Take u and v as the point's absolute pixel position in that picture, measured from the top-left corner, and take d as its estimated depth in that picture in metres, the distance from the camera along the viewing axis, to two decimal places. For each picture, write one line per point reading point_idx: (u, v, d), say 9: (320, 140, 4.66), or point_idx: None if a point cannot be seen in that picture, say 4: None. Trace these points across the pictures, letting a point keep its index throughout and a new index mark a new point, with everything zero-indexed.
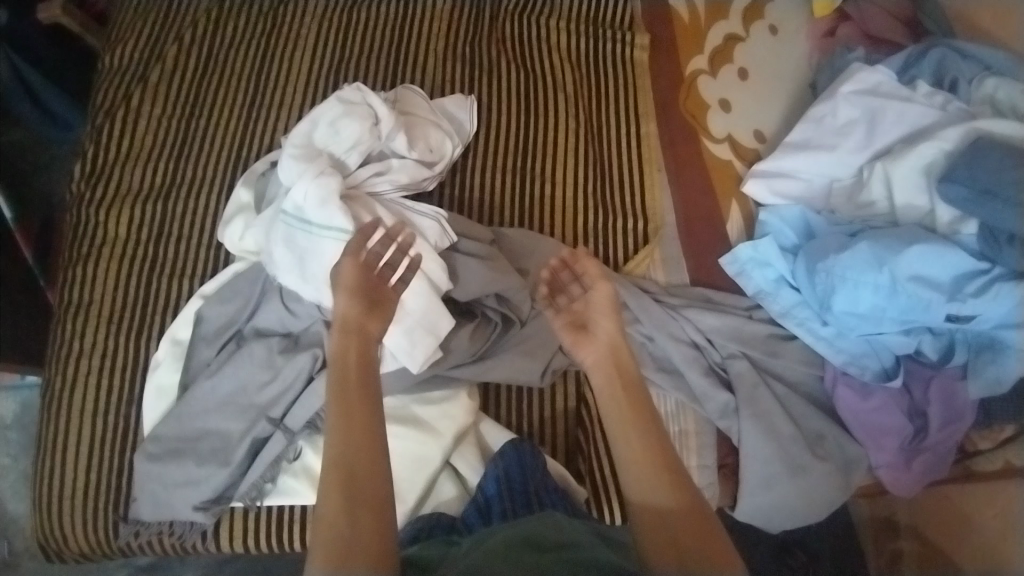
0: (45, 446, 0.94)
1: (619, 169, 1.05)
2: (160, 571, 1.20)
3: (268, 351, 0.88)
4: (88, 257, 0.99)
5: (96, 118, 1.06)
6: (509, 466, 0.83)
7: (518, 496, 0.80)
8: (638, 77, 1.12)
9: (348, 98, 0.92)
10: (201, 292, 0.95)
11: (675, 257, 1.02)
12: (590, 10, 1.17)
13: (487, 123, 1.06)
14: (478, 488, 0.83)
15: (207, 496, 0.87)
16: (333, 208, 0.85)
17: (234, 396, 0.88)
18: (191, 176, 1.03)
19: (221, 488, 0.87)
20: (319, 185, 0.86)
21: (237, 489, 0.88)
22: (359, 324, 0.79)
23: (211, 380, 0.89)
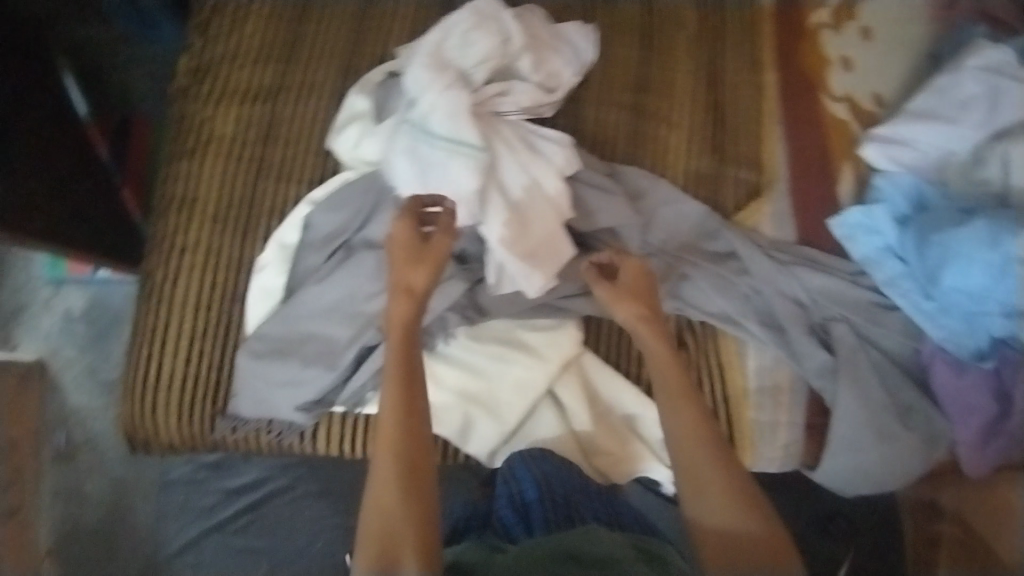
0: (141, 337, 0.93)
1: (735, 119, 1.03)
2: (222, 470, 1.23)
3: (379, 262, 0.88)
4: (193, 151, 0.97)
5: (202, 10, 1.02)
6: (547, 471, 0.85)
7: (558, 505, 0.81)
8: (760, 25, 1.08)
9: (482, 12, 0.89)
10: (311, 198, 0.93)
11: (784, 212, 1.01)
12: None
13: (606, 56, 1.02)
14: (514, 486, 0.84)
15: (310, 397, 0.88)
16: (463, 122, 0.83)
17: (340, 303, 0.89)
18: (300, 80, 0.99)
19: (324, 391, 0.88)
20: (449, 98, 0.83)
21: (340, 394, 0.89)
22: (404, 283, 0.79)
23: (320, 285, 0.89)
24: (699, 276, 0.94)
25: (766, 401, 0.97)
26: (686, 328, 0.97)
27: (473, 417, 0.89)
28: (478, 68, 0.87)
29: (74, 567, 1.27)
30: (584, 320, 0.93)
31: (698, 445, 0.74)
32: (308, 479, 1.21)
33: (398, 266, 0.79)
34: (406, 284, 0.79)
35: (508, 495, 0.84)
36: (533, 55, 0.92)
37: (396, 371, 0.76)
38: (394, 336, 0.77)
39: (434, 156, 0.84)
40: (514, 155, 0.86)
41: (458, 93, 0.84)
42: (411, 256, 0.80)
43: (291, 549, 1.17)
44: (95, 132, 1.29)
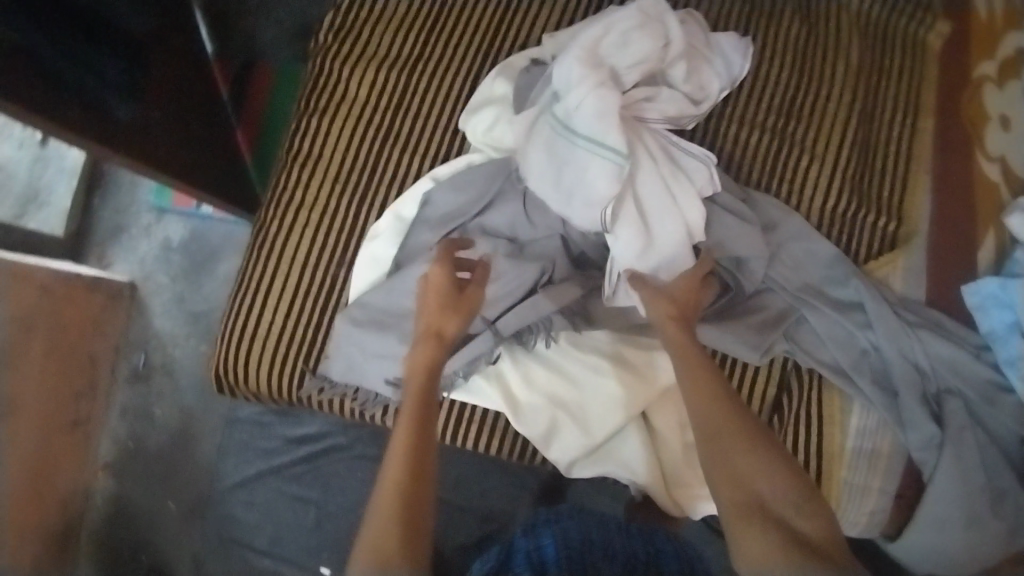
0: (246, 284, 0.95)
1: (882, 160, 0.96)
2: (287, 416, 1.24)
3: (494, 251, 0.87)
4: (325, 109, 0.98)
5: None
6: (566, 529, 0.78)
7: (575, 563, 0.72)
8: (922, 65, 1.01)
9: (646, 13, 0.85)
10: (433, 174, 0.92)
11: (918, 269, 0.94)
12: None
13: (755, 73, 0.97)
14: (535, 541, 0.77)
15: None
16: (611, 123, 0.79)
17: None
18: (440, 53, 0.98)
19: None
20: (598, 98, 0.79)
21: None
22: (436, 328, 0.80)
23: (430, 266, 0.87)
24: (818, 321, 0.89)
25: (862, 464, 0.91)
26: (790, 372, 0.93)
27: (561, 426, 0.86)
28: (631, 70, 0.84)
29: (134, 484, 1.32)
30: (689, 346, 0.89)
31: (724, 422, 0.71)
32: (367, 441, 1.19)
33: (428, 310, 0.81)
34: (437, 329, 0.80)
35: (525, 552, 0.76)
36: (688, 63, 0.88)
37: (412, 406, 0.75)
38: (414, 379, 0.78)
39: (573, 154, 0.81)
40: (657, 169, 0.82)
41: (610, 95, 0.80)
42: (445, 302, 0.81)
43: (342, 502, 1.18)
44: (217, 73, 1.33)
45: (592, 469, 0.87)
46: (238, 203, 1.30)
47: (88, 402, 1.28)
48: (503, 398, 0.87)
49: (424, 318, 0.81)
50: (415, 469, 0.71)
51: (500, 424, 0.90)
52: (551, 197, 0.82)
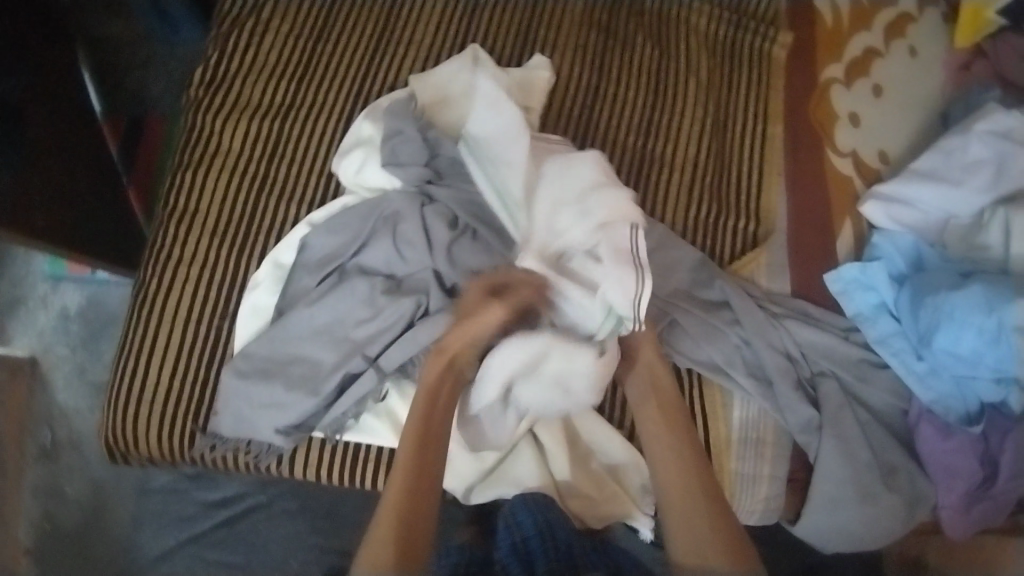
0: (129, 347, 0.94)
1: (739, 167, 1.03)
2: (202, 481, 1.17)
3: (371, 289, 0.88)
4: (199, 163, 0.98)
5: (221, 26, 1.04)
6: (548, 517, 0.83)
7: (562, 556, 0.79)
8: (771, 74, 1.07)
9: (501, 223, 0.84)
10: (309, 219, 0.94)
11: (781, 264, 1.00)
12: None
13: (613, 96, 1.02)
14: (517, 532, 0.82)
15: (291, 421, 0.88)
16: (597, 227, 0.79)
17: (331, 327, 0.89)
18: (310, 101, 0.99)
19: (305, 416, 0.88)
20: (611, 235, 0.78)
21: (320, 420, 0.89)
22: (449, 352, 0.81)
23: (311, 309, 0.89)
24: (690, 322, 0.93)
25: (749, 454, 0.94)
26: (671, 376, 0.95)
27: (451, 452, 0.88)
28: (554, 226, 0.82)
29: (48, 569, 1.26)
30: None
31: (679, 479, 0.79)
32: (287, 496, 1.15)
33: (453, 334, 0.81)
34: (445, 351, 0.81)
35: (511, 543, 0.81)
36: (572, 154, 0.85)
37: (413, 430, 0.79)
38: (420, 394, 0.81)
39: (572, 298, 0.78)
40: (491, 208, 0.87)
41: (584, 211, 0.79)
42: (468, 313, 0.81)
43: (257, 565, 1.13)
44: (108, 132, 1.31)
45: (486, 494, 0.88)
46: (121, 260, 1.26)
47: None
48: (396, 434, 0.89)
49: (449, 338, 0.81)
50: (416, 497, 0.77)
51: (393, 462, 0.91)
52: (414, 235, 0.86)
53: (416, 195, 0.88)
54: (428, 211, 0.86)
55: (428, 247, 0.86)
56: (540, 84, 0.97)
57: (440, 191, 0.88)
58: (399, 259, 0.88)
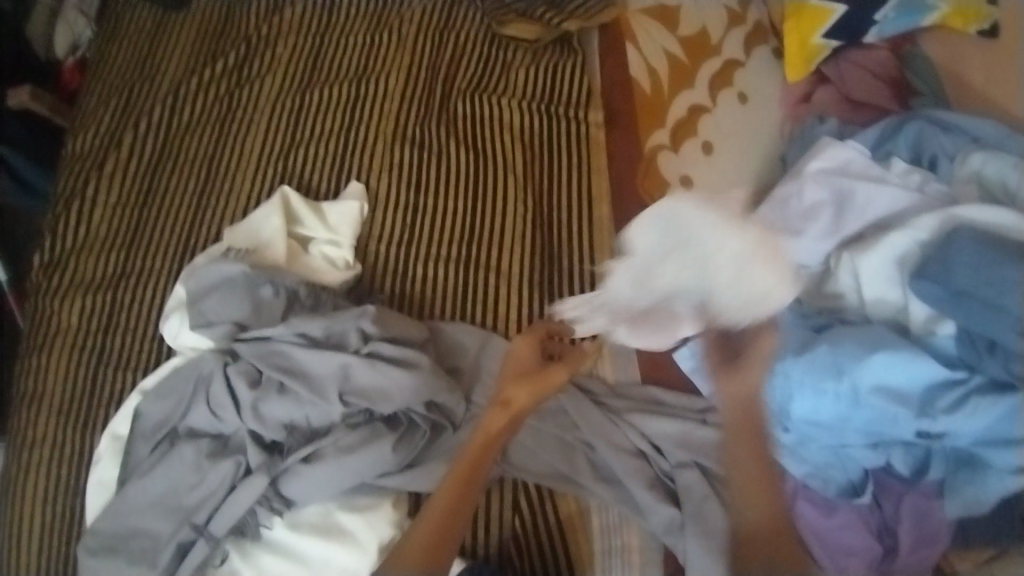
0: (1, 533, 0.97)
1: (568, 254, 1.02)
2: None
3: (197, 454, 0.89)
4: (42, 346, 1.02)
5: (56, 207, 1.10)
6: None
7: None
8: (592, 154, 1.08)
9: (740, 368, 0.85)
10: (142, 386, 0.95)
11: (624, 352, 0.97)
12: (548, 85, 1.14)
13: (432, 209, 1.04)
14: None
15: None
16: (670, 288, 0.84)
17: (164, 497, 0.89)
18: (140, 266, 1.03)
19: None
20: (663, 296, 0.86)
21: None
22: (506, 398, 0.86)
23: (142, 481, 0.89)
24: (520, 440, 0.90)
25: (614, 564, 0.87)
26: (522, 492, 0.90)
27: None
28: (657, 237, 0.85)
29: None
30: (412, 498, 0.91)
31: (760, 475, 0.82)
32: None
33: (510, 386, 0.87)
34: (507, 398, 0.87)
35: None
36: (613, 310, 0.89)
37: (466, 462, 0.83)
38: (478, 440, 0.85)
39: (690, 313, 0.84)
40: (291, 354, 0.87)
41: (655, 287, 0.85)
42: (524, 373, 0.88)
43: None
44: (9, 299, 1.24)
45: None
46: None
47: None
48: None
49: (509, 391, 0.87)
50: (454, 517, 0.80)
51: None
52: (221, 397, 0.86)
53: (223, 358, 0.89)
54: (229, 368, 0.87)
55: (233, 408, 0.86)
56: (349, 216, 1.00)
57: (245, 345, 0.88)
58: (220, 419, 0.89)
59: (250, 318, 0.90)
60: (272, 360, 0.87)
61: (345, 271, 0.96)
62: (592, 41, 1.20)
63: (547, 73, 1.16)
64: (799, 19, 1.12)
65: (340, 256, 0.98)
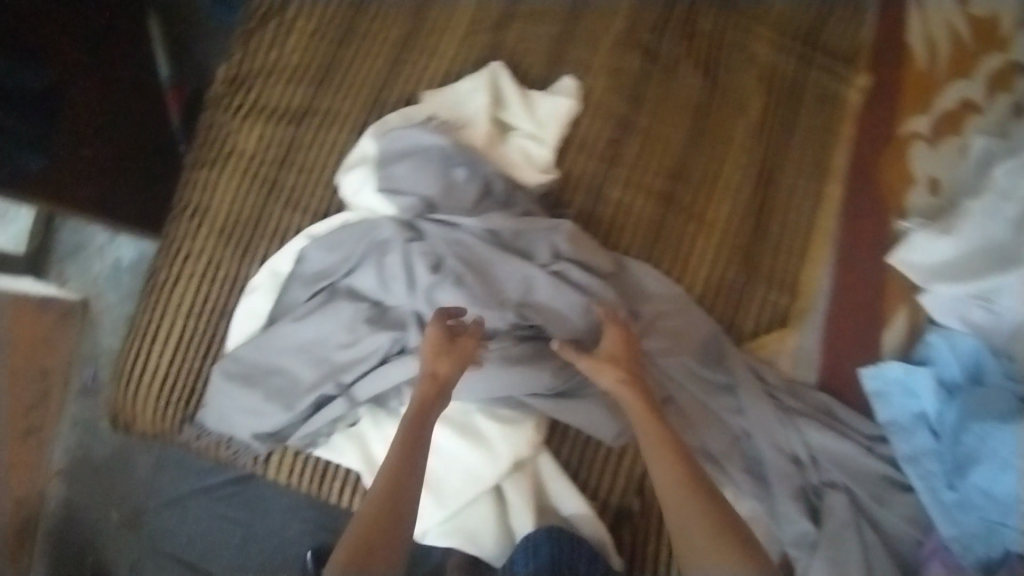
0: (136, 330, 0.98)
1: (782, 227, 0.92)
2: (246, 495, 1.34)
3: (355, 315, 0.87)
4: (212, 162, 0.98)
5: (248, 22, 1.01)
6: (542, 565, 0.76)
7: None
8: (840, 121, 0.98)
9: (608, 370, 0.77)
10: (309, 232, 0.93)
11: (810, 349, 0.92)
12: (813, 29, 1.01)
13: (646, 132, 0.92)
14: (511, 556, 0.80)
15: (267, 429, 0.89)
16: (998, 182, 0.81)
17: (311, 345, 0.89)
18: (325, 106, 0.97)
19: (280, 426, 0.89)
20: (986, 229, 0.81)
21: (295, 432, 0.89)
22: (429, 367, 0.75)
23: (296, 324, 0.89)
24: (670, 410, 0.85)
25: None
26: None
27: None
28: (974, 174, 0.85)
29: (82, 489, 1.37)
30: (550, 422, 0.87)
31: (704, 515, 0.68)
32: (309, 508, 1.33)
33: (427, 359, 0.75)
34: (431, 370, 0.75)
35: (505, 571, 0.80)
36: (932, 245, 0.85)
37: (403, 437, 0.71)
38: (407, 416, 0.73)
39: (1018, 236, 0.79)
40: (478, 250, 0.82)
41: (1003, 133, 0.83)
42: (439, 346, 0.75)
43: (266, 526, 1.33)
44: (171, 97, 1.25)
45: (444, 539, 0.85)
46: (138, 223, 1.18)
47: (41, 411, 1.34)
48: (360, 458, 0.88)
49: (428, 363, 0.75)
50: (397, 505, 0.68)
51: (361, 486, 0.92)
52: (397, 271, 0.83)
53: (406, 232, 0.83)
54: (413, 242, 0.83)
55: (408, 287, 0.82)
56: (558, 113, 0.90)
57: (431, 226, 0.83)
58: (387, 290, 0.85)
59: (440, 197, 0.85)
60: (456, 248, 0.82)
61: (540, 174, 0.88)
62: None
63: (816, 19, 1.01)
64: None
65: (540, 156, 0.89)
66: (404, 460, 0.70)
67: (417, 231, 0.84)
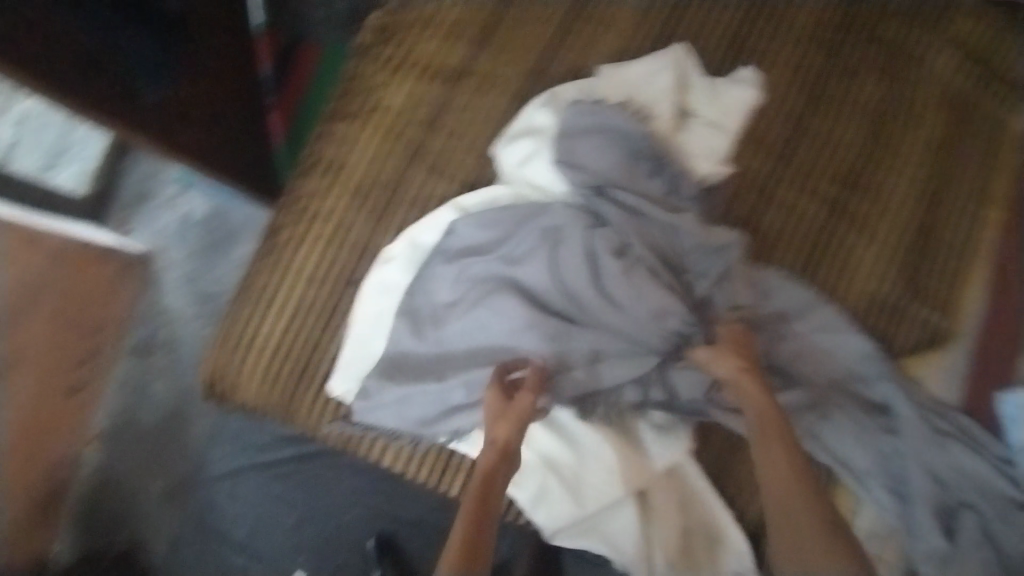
0: (247, 293, 0.90)
1: (947, 246, 0.91)
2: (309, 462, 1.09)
3: (517, 312, 0.78)
4: (353, 115, 0.92)
5: None
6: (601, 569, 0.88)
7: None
8: (999, 147, 0.95)
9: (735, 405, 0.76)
10: (458, 203, 0.86)
11: (957, 370, 0.89)
12: (990, 46, 0.98)
13: (818, 136, 0.90)
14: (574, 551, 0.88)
15: (412, 423, 0.82)
16: None
17: (472, 336, 0.81)
18: (485, 71, 0.92)
19: (425, 418, 0.81)
20: None
21: (440, 425, 0.81)
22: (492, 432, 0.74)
23: (461, 322, 0.81)
24: (833, 428, 0.82)
25: None
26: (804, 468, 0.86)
27: (550, 488, 0.80)
28: None
29: None
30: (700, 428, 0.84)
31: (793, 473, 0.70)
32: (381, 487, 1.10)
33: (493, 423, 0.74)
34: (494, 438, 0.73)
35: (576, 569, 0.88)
36: None
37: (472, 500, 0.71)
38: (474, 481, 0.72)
39: None
40: (662, 245, 0.80)
41: None
42: (498, 407, 0.75)
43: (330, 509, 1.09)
44: (262, 45, 1.12)
45: (576, 541, 0.80)
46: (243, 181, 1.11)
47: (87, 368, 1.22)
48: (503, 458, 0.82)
49: (494, 428, 0.74)
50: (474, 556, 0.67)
51: None
52: (580, 263, 0.78)
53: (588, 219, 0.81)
54: (594, 223, 0.80)
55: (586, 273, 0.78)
56: (739, 105, 0.87)
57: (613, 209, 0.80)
58: (560, 279, 0.80)
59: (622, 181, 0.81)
60: (640, 234, 0.79)
61: (718, 165, 0.85)
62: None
63: (998, 37, 0.98)
64: None
65: (719, 146, 0.86)
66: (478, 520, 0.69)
67: (596, 212, 0.81)
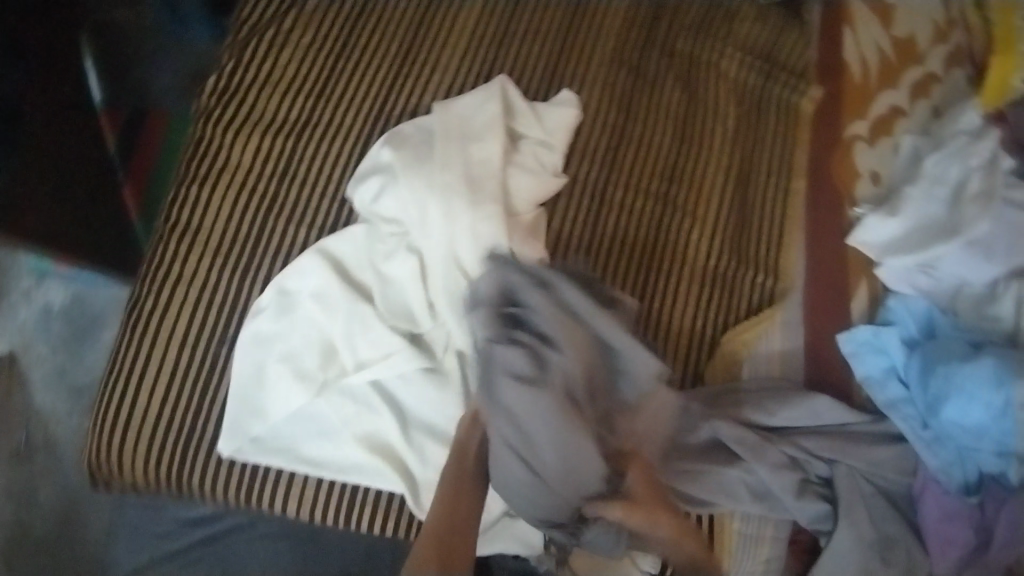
0: (119, 370, 0.89)
1: (761, 214, 1.03)
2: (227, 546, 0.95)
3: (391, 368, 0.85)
4: (203, 178, 0.94)
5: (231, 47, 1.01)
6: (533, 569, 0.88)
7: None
8: (798, 128, 1.09)
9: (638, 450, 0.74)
10: (320, 246, 0.89)
11: (796, 322, 0.98)
12: (769, 45, 1.13)
13: (636, 140, 1.01)
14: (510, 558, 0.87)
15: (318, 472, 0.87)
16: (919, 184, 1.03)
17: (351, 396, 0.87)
18: (326, 119, 0.96)
19: (332, 462, 0.86)
20: (913, 212, 1.02)
21: (343, 472, 0.86)
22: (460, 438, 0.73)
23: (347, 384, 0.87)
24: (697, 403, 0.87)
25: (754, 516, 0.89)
26: None
27: None
28: (909, 173, 1.06)
29: None
30: None
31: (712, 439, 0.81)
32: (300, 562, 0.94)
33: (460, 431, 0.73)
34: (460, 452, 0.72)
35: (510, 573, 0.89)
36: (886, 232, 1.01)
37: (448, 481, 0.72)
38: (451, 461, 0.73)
39: (932, 222, 1.02)
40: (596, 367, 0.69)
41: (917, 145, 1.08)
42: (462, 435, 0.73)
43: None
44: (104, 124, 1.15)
45: (490, 544, 0.85)
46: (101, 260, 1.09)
47: None
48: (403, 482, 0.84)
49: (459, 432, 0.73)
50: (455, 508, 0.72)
51: (394, 503, 0.88)
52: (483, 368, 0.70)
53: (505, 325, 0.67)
54: (523, 335, 0.67)
55: (502, 393, 0.65)
56: (565, 122, 0.96)
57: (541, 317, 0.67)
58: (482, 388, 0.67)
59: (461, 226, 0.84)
60: (574, 353, 0.67)
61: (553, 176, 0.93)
62: (813, 16, 1.18)
63: (776, 36, 1.14)
64: (1002, 59, 1.10)
65: (551, 160, 0.94)
66: (456, 495, 0.72)
67: (519, 313, 0.68)
